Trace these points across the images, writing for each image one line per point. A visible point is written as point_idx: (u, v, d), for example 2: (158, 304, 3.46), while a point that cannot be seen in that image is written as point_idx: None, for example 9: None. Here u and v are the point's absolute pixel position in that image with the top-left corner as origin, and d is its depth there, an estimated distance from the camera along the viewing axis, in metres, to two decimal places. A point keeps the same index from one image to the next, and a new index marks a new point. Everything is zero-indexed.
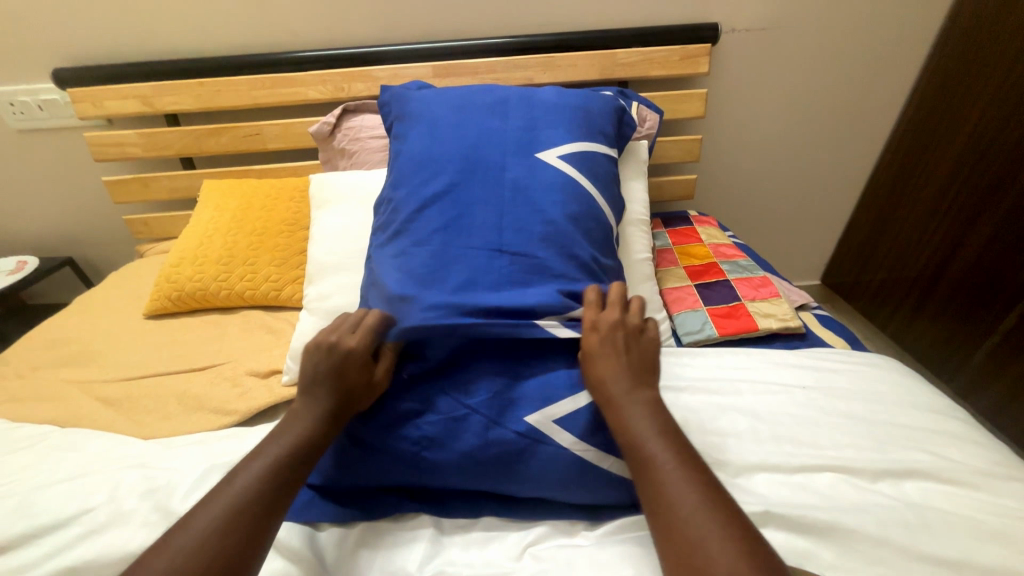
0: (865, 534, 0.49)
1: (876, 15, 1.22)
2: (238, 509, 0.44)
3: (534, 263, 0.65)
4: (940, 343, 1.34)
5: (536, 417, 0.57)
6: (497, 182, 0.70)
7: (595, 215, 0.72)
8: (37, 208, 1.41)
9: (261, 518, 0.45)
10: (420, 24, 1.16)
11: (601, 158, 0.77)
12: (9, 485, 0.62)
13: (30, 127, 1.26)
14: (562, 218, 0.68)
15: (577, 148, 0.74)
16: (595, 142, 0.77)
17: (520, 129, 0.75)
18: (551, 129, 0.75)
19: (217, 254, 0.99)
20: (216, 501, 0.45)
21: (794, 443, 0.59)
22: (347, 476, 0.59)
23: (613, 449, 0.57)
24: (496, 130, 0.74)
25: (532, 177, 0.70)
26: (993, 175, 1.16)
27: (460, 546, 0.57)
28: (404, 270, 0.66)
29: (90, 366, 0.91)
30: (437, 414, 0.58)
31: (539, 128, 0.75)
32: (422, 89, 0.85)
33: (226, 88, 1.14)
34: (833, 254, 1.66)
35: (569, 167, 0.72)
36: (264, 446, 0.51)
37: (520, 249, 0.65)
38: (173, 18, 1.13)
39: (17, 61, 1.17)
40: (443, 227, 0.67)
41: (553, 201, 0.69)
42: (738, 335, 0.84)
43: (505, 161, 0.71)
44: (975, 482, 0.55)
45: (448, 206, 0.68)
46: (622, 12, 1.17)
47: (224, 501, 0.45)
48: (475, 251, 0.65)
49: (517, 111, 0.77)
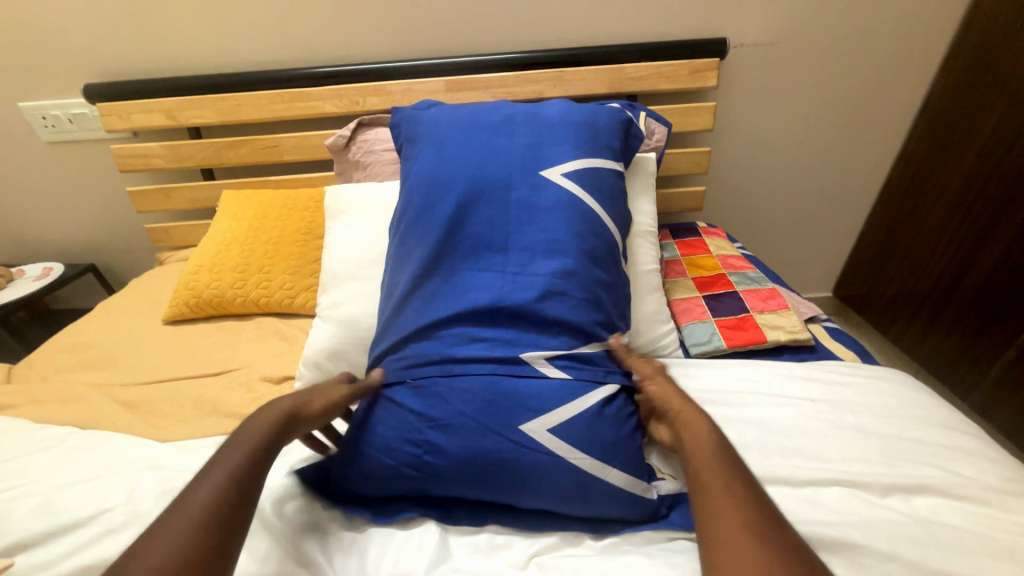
0: (874, 549, 0.49)
1: (884, 30, 1.23)
2: (215, 504, 0.45)
3: (536, 280, 0.65)
4: (956, 357, 1.32)
5: (531, 428, 0.57)
6: (500, 200, 0.71)
7: (598, 229, 0.72)
8: (64, 217, 1.47)
9: (233, 512, 0.46)
10: (433, 39, 1.20)
11: (605, 173, 0.78)
12: (32, 484, 0.64)
13: (60, 139, 1.32)
14: (566, 240, 0.69)
15: (582, 165, 0.76)
16: (600, 157, 0.79)
17: (525, 145, 0.76)
18: (556, 146, 0.77)
19: (233, 262, 1.02)
20: (183, 515, 0.44)
21: (801, 455, 0.59)
22: (359, 468, 0.61)
23: (610, 460, 0.58)
24: (503, 148, 0.76)
25: (536, 196, 0.71)
26: (1008, 186, 1.14)
27: (466, 552, 0.57)
28: (408, 290, 0.69)
29: (111, 370, 0.94)
30: (436, 421, 0.59)
31: (544, 144, 0.77)
32: (432, 108, 0.87)
33: (246, 102, 1.18)
34: (845, 266, 1.65)
35: (573, 183, 0.73)
36: (219, 458, 0.51)
37: (522, 267, 0.66)
38: (198, 36, 1.18)
39: (51, 77, 1.23)
40: (446, 249, 0.69)
41: (556, 219, 0.70)
42: (746, 347, 0.83)
43: (510, 180, 0.73)
44: (988, 499, 0.54)
45: (450, 225, 0.70)
46: (631, 27, 1.19)
47: (192, 513, 0.44)
48: (477, 271, 0.67)
49: (523, 132, 0.79)
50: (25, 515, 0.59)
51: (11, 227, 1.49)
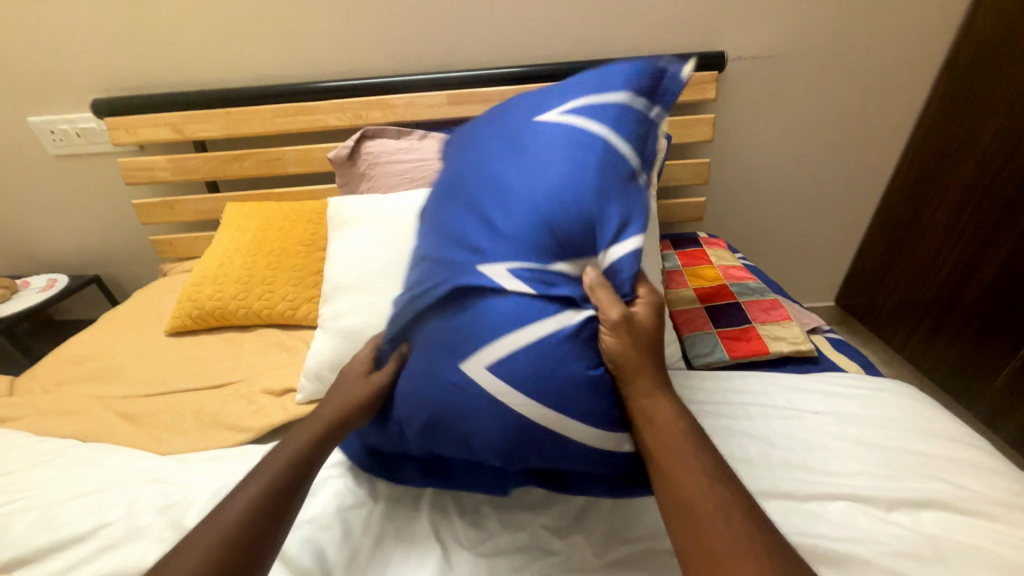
0: (880, 566, 0.48)
1: (881, 42, 1.24)
2: (244, 518, 0.43)
3: (494, 239, 0.54)
4: (961, 367, 1.30)
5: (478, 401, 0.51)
6: (486, 153, 0.61)
7: (581, 173, 0.53)
8: (70, 229, 1.48)
9: (265, 525, 0.43)
10: (435, 53, 1.22)
11: (614, 106, 0.56)
12: (32, 497, 0.64)
13: (68, 153, 1.34)
14: (591, 203, 0.52)
15: (584, 98, 0.57)
16: (616, 87, 0.57)
17: (536, 94, 0.64)
18: (567, 84, 0.61)
19: (237, 274, 1.03)
20: (217, 519, 0.42)
21: (805, 469, 0.58)
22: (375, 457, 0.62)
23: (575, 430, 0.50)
24: (515, 102, 0.66)
25: (522, 143, 0.58)
26: (1009, 195, 1.15)
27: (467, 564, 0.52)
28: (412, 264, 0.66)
29: (113, 382, 0.94)
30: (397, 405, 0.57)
31: (555, 86, 0.62)
32: None
33: (252, 116, 1.20)
34: (848, 275, 1.64)
35: (566, 118, 0.57)
36: (263, 464, 0.49)
37: (487, 224, 0.55)
38: (205, 52, 1.21)
39: (61, 93, 1.26)
40: (434, 213, 0.63)
41: (534, 165, 0.55)
42: (749, 358, 0.83)
43: (506, 130, 0.61)
44: (996, 514, 0.53)
45: (443, 189, 0.64)
46: (630, 41, 1.21)
47: (224, 520, 0.42)
48: (447, 231, 0.58)
49: (555, 81, 0.63)
50: (24, 531, 0.58)
51: (17, 239, 1.50)
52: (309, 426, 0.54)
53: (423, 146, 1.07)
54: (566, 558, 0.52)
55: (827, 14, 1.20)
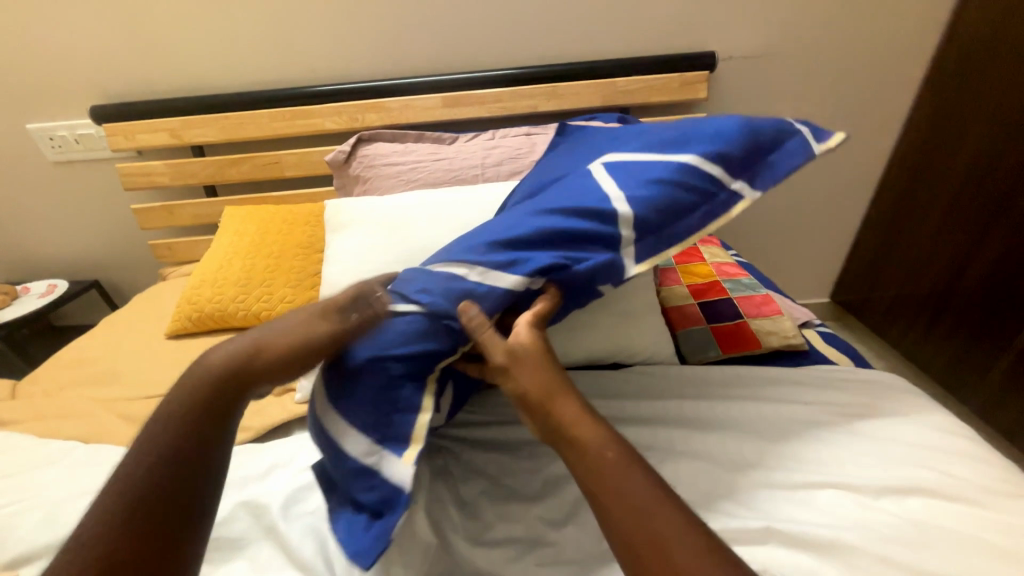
0: (867, 551, 0.49)
1: (869, 40, 1.26)
2: (122, 491, 0.42)
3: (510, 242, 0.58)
4: (957, 360, 1.32)
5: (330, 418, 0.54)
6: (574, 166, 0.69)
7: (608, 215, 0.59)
8: (69, 235, 1.49)
9: (183, 500, 0.43)
10: (430, 56, 1.23)
11: (690, 169, 0.60)
12: (35, 498, 0.65)
13: (67, 159, 1.35)
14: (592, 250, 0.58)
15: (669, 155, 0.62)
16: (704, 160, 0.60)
17: (642, 130, 0.69)
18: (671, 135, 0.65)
19: (235, 277, 1.04)
20: (107, 490, 0.42)
21: (795, 458, 0.60)
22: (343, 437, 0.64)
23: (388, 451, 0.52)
24: (624, 131, 0.73)
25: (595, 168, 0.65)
26: (1001, 190, 1.16)
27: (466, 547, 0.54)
28: None
29: (114, 385, 0.95)
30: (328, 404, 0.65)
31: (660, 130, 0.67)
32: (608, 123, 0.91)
33: (249, 120, 1.21)
34: (842, 271, 1.66)
35: (650, 158, 0.63)
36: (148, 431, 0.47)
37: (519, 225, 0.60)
38: (203, 58, 1.22)
39: (60, 100, 1.27)
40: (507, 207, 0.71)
41: (596, 187, 0.62)
42: (741, 353, 0.84)
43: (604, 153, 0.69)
44: (982, 500, 0.54)
45: (527, 187, 0.73)
46: (622, 42, 1.23)
47: (112, 491, 0.42)
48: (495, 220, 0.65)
49: (674, 125, 0.66)
50: (28, 530, 0.59)
51: (17, 245, 1.51)
52: (191, 386, 0.49)
53: (419, 148, 1.08)
54: (562, 549, 0.53)
55: (816, 14, 1.22)
